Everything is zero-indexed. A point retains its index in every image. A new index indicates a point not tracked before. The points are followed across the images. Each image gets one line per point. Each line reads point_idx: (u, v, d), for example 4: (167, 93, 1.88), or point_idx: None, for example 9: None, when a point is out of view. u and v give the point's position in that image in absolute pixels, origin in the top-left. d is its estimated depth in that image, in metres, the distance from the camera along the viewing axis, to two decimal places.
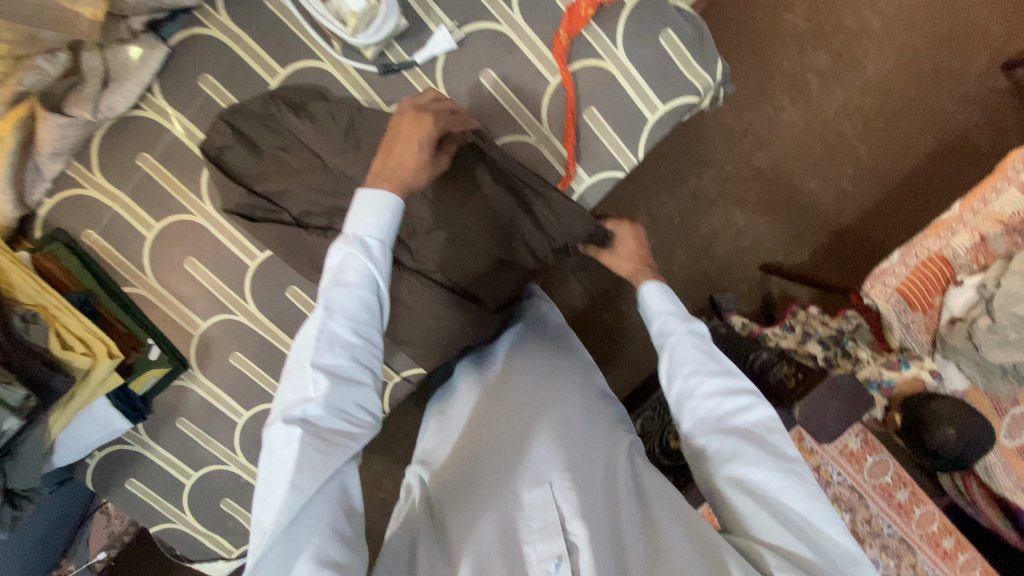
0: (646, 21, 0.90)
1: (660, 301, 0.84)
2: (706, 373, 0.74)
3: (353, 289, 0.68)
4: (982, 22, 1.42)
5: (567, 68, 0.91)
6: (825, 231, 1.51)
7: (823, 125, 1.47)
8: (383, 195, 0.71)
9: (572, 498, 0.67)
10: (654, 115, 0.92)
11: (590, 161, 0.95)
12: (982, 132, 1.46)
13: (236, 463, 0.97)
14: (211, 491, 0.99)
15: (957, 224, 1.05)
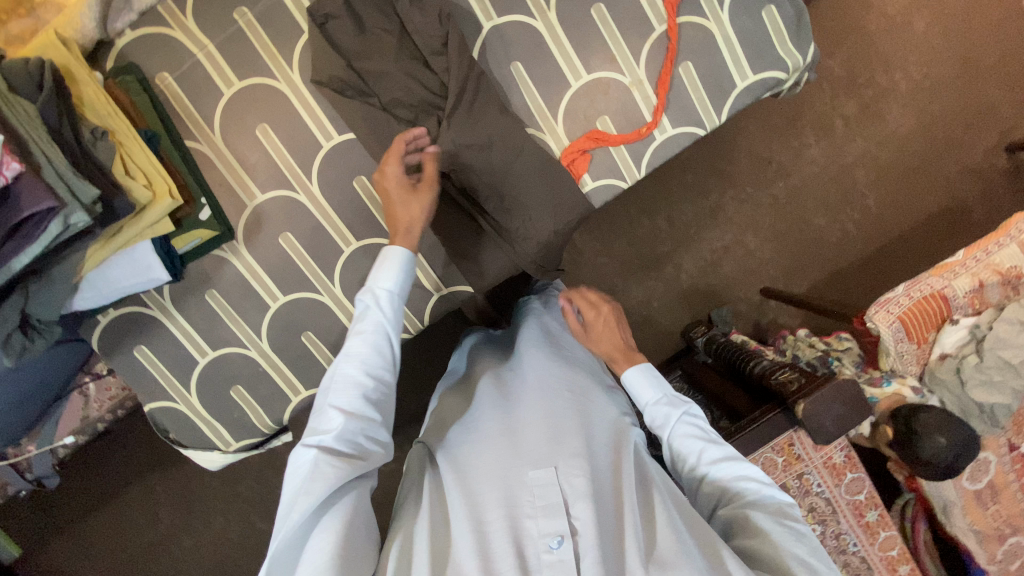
0: None
1: (642, 386, 0.82)
2: (708, 455, 0.75)
3: (371, 336, 0.74)
4: (995, 102, 1.55)
5: (675, 18, 0.92)
6: (825, 267, 1.58)
7: (841, 168, 1.55)
8: (398, 254, 0.79)
9: (569, 484, 0.67)
10: (744, 82, 0.95)
11: (676, 113, 0.96)
12: (978, 203, 1.58)
13: (257, 349, 0.97)
14: (224, 376, 0.98)
15: (959, 268, 1.12)
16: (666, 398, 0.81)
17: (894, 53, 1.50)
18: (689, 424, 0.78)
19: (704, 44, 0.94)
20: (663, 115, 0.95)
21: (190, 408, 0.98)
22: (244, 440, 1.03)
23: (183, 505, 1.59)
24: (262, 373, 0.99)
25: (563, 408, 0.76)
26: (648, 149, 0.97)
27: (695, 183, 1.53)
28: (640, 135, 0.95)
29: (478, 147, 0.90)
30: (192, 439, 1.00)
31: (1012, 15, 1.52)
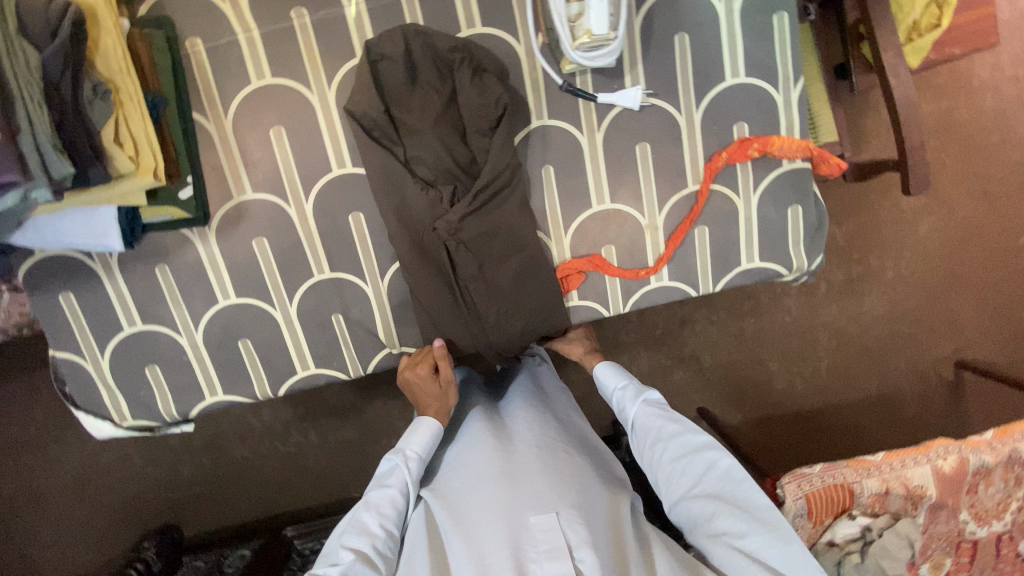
0: (786, 188, 0.99)
1: (609, 376, 1.11)
2: (669, 431, 0.96)
3: (392, 492, 0.88)
4: (960, 319, 1.65)
5: (709, 183, 0.98)
6: (761, 409, 1.65)
7: (808, 327, 1.61)
8: (427, 421, 0.96)
9: (572, 531, 0.81)
10: (749, 264, 1.01)
11: (677, 267, 1.01)
12: (911, 402, 1.68)
13: (189, 338, 0.99)
14: (147, 348, 0.99)
15: (873, 468, 1.19)
16: (628, 382, 1.08)
17: (892, 245, 1.58)
18: (649, 414, 1.01)
19: (721, 215, 0.99)
20: (665, 265, 1.00)
21: (101, 370, 1.00)
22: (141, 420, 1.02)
23: (63, 416, 1.50)
24: (185, 361, 1.00)
25: (561, 466, 0.90)
26: (639, 290, 1.02)
27: None
28: (638, 275, 1.01)
29: (485, 234, 0.95)
30: (91, 399, 1.00)
31: (1004, 250, 1.61)
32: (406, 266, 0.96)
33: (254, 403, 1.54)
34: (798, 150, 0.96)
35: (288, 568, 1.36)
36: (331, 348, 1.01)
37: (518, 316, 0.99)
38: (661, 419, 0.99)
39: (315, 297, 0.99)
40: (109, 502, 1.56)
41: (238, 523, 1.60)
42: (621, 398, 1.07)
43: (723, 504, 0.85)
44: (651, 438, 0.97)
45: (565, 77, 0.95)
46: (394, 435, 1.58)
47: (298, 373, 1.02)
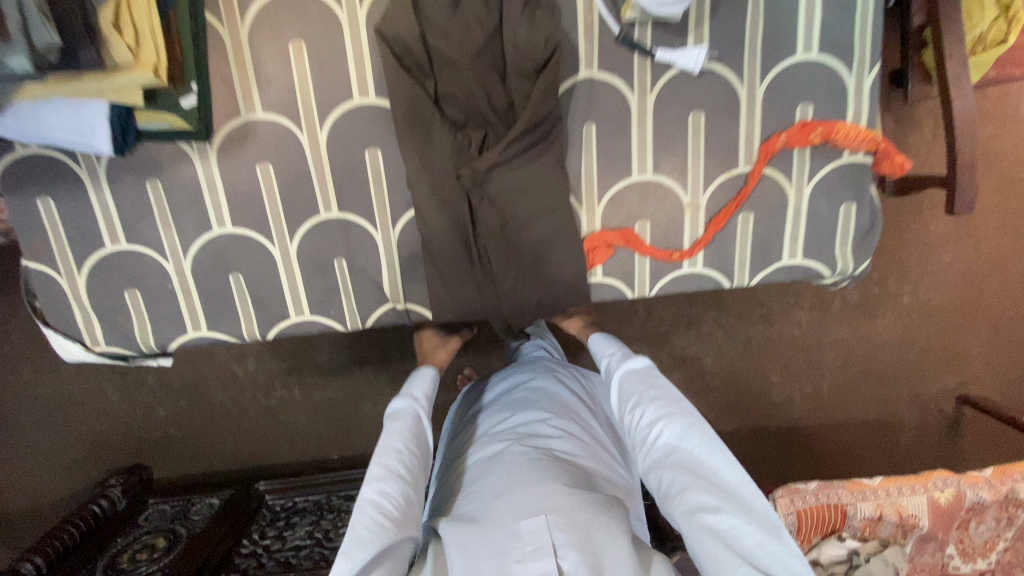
0: (840, 182, 0.96)
1: (603, 346, 1.12)
2: (649, 400, 0.93)
3: (408, 426, 0.93)
4: (971, 354, 1.60)
5: (763, 165, 0.94)
6: (755, 420, 1.61)
7: (816, 342, 1.56)
8: (421, 369, 1.08)
9: (559, 532, 0.77)
10: (790, 260, 0.99)
11: (713, 253, 0.98)
12: (908, 432, 1.64)
13: (173, 267, 0.95)
14: (129, 271, 0.95)
15: (868, 492, 1.15)
16: (618, 350, 1.08)
17: (915, 269, 1.52)
18: (633, 381, 0.98)
19: (773, 205, 0.96)
20: (700, 249, 0.97)
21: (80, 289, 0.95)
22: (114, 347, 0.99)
23: (39, 338, 1.44)
24: (167, 291, 0.96)
25: (557, 469, 0.87)
26: (667, 273, 0.99)
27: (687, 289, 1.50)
28: (669, 258, 0.98)
29: (517, 188, 0.92)
30: (62, 315, 0.96)
31: None
32: (424, 215, 0.92)
33: (238, 350, 1.48)
34: (859, 141, 0.93)
35: (256, 522, 1.31)
36: (329, 295, 0.97)
37: (531, 284, 0.96)
38: (641, 385, 0.96)
39: (318, 237, 0.94)
40: (77, 432, 1.50)
41: (209, 471, 1.55)
42: (611, 366, 1.06)
43: (693, 472, 0.81)
44: (633, 402, 0.95)
45: (624, 27, 0.89)
46: (380, 400, 1.54)
47: (290, 317, 0.98)
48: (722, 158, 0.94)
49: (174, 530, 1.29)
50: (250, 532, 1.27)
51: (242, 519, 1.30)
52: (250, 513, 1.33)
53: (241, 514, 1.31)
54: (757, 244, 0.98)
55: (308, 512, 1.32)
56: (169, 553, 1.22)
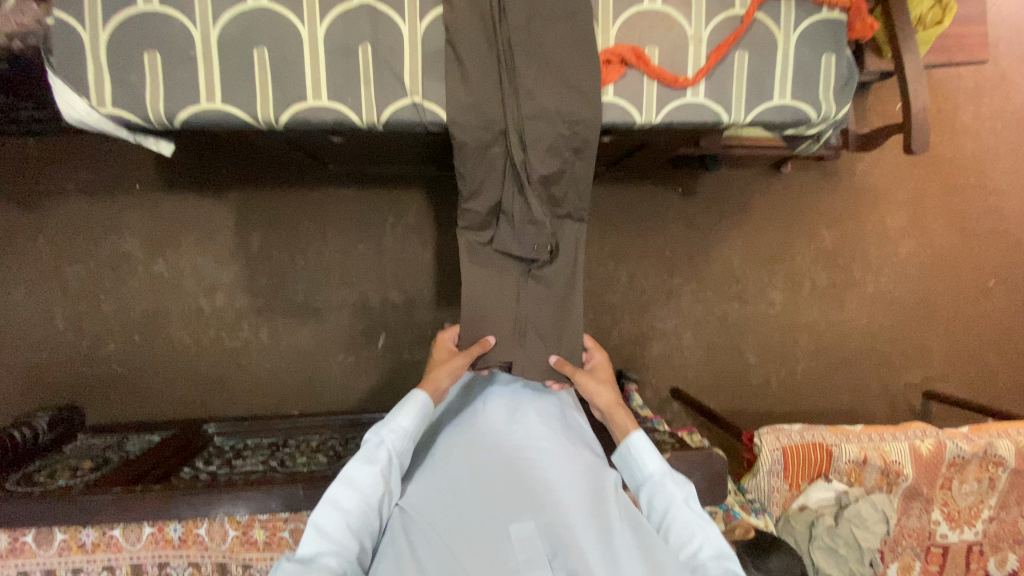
0: (832, 29, 0.73)
1: (646, 457, 0.83)
2: (705, 549, 0.75)
3: (376, 467, 0.78)
4: (932, 349, 1.67)
5: (755, 7, 0.71)
6: (732, 401, 1.61)
7: (789, 324, 1.61)
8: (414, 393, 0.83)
9: (544, 546, 0.77)
10: (784, 105, 0.73)
11: (709, 93, 0.72)
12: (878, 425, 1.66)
13: (200, 33, 0.64)
14: (150, 16, 0.64)
15: (851, 435, 1.14)
16: (654, 469, 0.83)
17: (876, 258, 1.63)
18: (686, 520, 0.78)
19: (767, 46, 0.72)
20: (705, 79, 0.71)
21: (87, 39, 0.63)
22: (120, 113, 0.65)
23: None
24: (190, 55, 0.64)
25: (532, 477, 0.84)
26: (672, 105, 0.71)
27: (668, 259, 1.55)
28: (675, 81, 0.70)
29: None
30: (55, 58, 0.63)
31: (976, 289, 1.67)
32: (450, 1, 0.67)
33: (210, 283, 1.41)
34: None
35: (200, 455, 1.18)
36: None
37: (554, 118, 0.70)
38: (692, 531, 0.77)
39: (347, 23, 0.66)
40: (11, 360, 1.36)
41: (154, 417, 1.41)
42: (654, 498, 0.82)
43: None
44: (684, 548, 0.76)
45: None
46: (354, 351, 1.46)
47: (310, 100, 0.66)
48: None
49: (104, 457, 1.14)
50: (194, 461, 1.13)
51: (184, 452, 1.16)
52: (194, 449, 1.20)
53: (184, 448, 1.18)
54: (751, 84, 0.72)
55: (262, 448, 1.21)
56: (94, 472, 1.06)
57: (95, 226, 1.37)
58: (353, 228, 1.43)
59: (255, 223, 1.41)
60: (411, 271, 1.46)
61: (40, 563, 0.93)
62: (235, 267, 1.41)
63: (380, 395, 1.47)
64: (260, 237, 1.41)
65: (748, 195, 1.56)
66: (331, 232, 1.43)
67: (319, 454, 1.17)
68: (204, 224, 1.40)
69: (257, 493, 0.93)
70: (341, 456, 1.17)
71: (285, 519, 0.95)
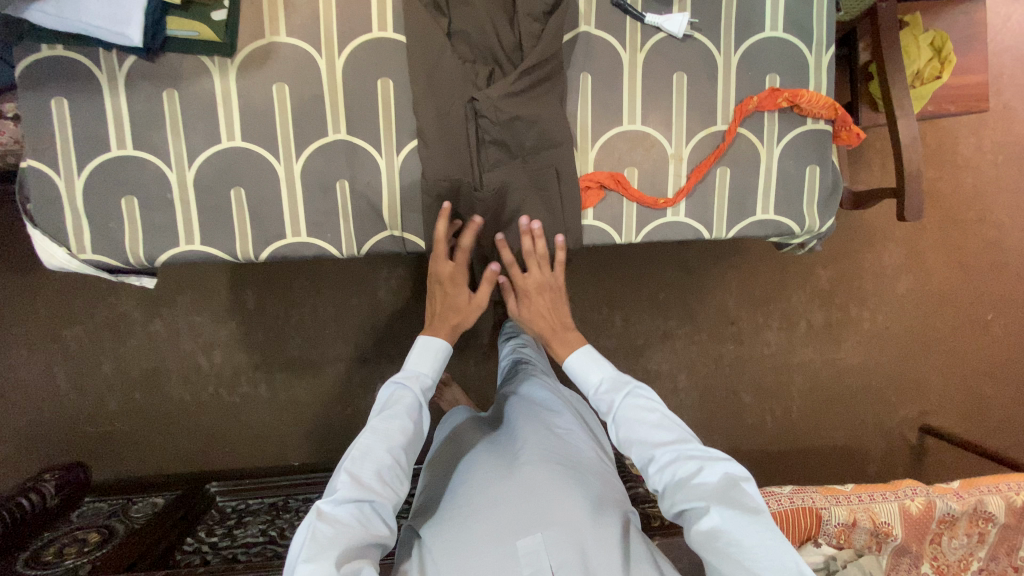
0: (807, 146, 0.85)
1: (589, 369, 0.87)
2: (656, 438, 0.77)
3: (398, 419, 0.76)
4: (930, 383, 1.67)
5: (737, 125, 0.83)
6: (728, 441, 1.62)
7: (785, 364, 1.62)
8: (439, 345, 0.85)
9: (556, 559, 0.69)
10: (762, 215, 0.85)
11: (694, 204, 0.85)
12: (874, 460, 1.68)
13: (175, 174, 0.78)
14: (126, 172, 0.78)
15: (841, 497, 1.16)
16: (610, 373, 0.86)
17: (873, 296, 1.62)
18: (636, 412, 0.80)
19: (747, 162, 0.84)
20: (684, 199, 0.84)
21: (64, 186, 0.77)
22: (98, 257, 0.79)
23: None
24: (167, 198, 0.78)
25: (551, 472, 0.78)
26: (654, 222, 0.85)
27: (662, 303, 1.55)
28: (654, 204, 0.84)
29: (522, 120, 0.80)
30: (38, 217, 0.76)
31: (975, 324, 1.66)
32: (423, 139, 0.79)
33: (208, 342, 1.43)
34: (824, 107, 0.83)
35: (203, 522, 1.21)
36: (328, 218, 0.81)
37: (536, 221, 0.84)
38: (643, 422, 0.79)
39: (322, 159, 0.80)
40: (16, 423, 1.39)
41: (159, 472, 1.45)
42: (602, 400, 0.84)
43: (708, 508, 0.69)
44: (636, 444, 0.78)
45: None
46: (352, 404, 1.48)
47: (287, 238, 0.81)
48: (705, 115, 0.84)
49: (111, 527, 1.17)
50: (196, 531, 1.16)
51: (187, 519, 1.19)
52: (197, 514, 1.23)
53: (188, 514, 1.21)
54: (732, 199, 0.85)
55: (263, 512, 1.23)
56: (102, 548, 1.11)
57: (91, 289, 1.39)
58: (348, 283, 1.44)
59: (250, 281, 1.42)
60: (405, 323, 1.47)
61: None
62: (232, 324, 1.43)
63: None
64: (255, 295, 1.43)
65: (742, 238, 1.56)
66: (326, 288, 1.44)
67: None
68: (199, 285, 1.41)
69: None
70: None
71: None
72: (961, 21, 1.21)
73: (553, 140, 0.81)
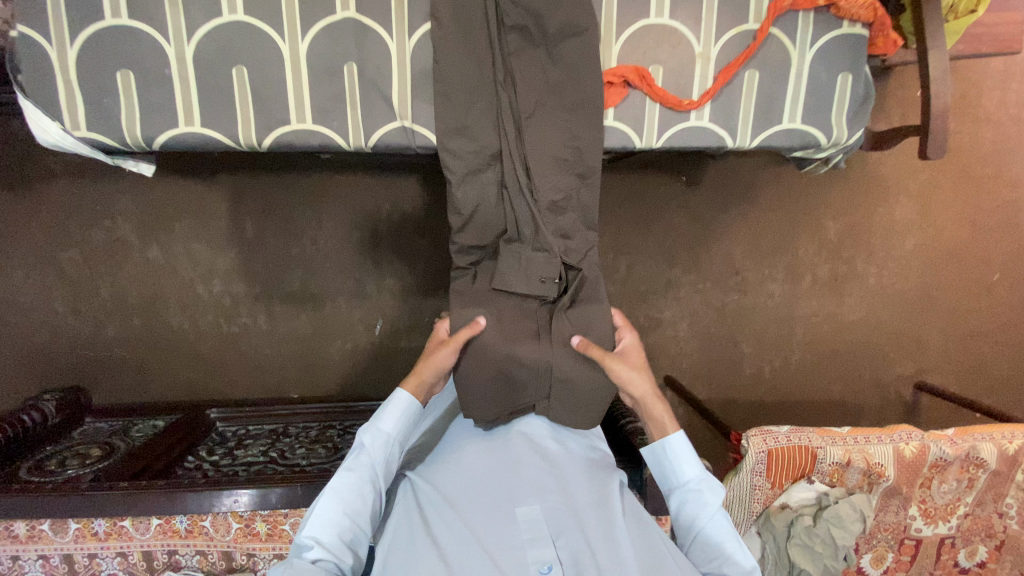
0: (841, 53, 0.82)
1: (686, 462, 0.88)
2: (708, 518, 0.85)
3: (357, 484, 0.83)
4: (929, 341, 1.67)
5: (770, 24, 0.79)
6: (724, 390, 1.63)
7: (786, 315, 1.61)
8: (398, 395, 0.88)
9: (552, 526, 0.82)
10: (790, 123, 0.83)
11: (720, 107, 0.82)
12: (867, 415, 1.69)
13: (175, 50, 0.74)
14: (121, 44, 0.74)
15: (837, 438, 1.17)
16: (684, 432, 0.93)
17: (880, 250, 1.60)
18: (707, 507, 0.86)
19: (778, 65, 0.81)
20: (709, 102, 0.81)
21: (56, 55, 0.73)
22: (93, 134, 0.76)
23: None
24: (165, 76, 0.75)
25: (527, 446, 0.91)
26: (675, 126, 0.82)
27: (669, 248, 1.53)
28: (678, 105, 0.80)
29: (543, 7, 0.76)
30: (31, 84, 0.73)
31: (979, 284, 1.64)
32: (439, 20, 0.76)
33: (207, 266, 1.40)
34: (861, 7, 0.79)
35: (205, 443, 1.21)
36: (330, 117, 0.78)
37: (559, 133, 0.80)
38: (701, 510, 0.86)
39: (326, 55, 0.76)
40: (12, 344, 1.38)
41: (159, 399, 1.45)
42: (684, 496, 0.88)
43: (723, 573, 0.83)
44: (693, 521, 0.86)
45: None
46: (351, 338, 1.47)
47: (293, 124, 0.77)
48: (732, 15, 0.80)
49: (112, 443, 1.17)
50: (197, 450, 1.17)
51: (189, 437, 1.20)
52: (199, 436, 1.23)
53: (190, 433, 1.21)
54: (760, 104, 0.82)
55: (263, 436, 1.24)
56: (105, 460, 1.11)
57: (88, 211, 1.35)
58: (352, 208, 1.41)
59: (250, 209, 1.39)
60: (407, 258, 1.44)
61: (58, 548, 0.99)
62: (231, 252, 1.40)
63: (376, 381, 1.49)
64: (256, 218, 1.40)
65: (755, 186, 1.53)
66: (330, 214, 1.41)
67: (318, 445, 1.20)
68: (197, 207, 1.37)
69: (257, 490, 0.96)
70: (340, 448, 1.20)
71: (286, 514, 1.00)
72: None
73: (572, 31, 0.77)
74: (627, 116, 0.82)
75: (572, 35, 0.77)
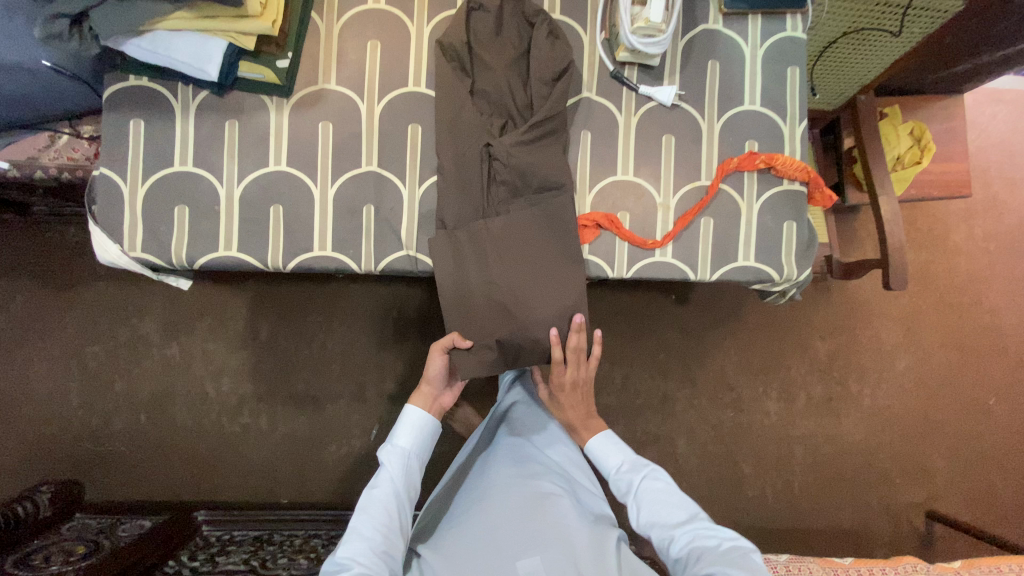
0: (785, 205, 0.97)
1: (609, 452, 1.03)
2: (675, 517, 0.88)
3: (385, 495, 0.87)
4: (936, 469, 1.62)
5: (719, 181, 0.95)
6: (727, 513, 1.57)
7: (785, 435, 1.60)
8: (414, 413, 0.98)
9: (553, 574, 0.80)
10: (743, 261, 0.96)
11: (681, 246, 0.95)
12: (882, 548, 1.59)
13: (225, 190, 0.91)
14: (182, 186, 0.90)
15: (840, 569, 1.13)
16: (688, 510, 0.88)
17: (871, 372, 1.63)
18: (653, 490, 0.93)
19: (730, 213, 0.96)
20: (671, 242, 0.95)
21: (127, 192, 0.90)
22: (145, 255, 0.90)
23: (22, 329, 1.44)
24: (215, 210, 0.91)
25: (531, 489, 0.93)
26: (643, 260, 0.95)
27: (663, 363, 1.58)
28: (644, 243, 0.94)
29: (528, 169, 0.91)
30: (103, 215, 0.89)
31: (978, 409, 1.64)
32: (443, 175, 0.92)
33: (220, 364, 1.48)
34: (796, 170, 0.96)
35: (188, 546, 1.19)
36: (351, 237, 0.92)
37: (536, 265, 0.92)
38: (660, 505, 0.90)
39: (350, 187, 0.92)
40: (22, 431, 1.42)
41: (150, 498, 1.44)
42: (622, 484, 0.98)
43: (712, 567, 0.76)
44: (663, 521, 0.88)
45: (616, 66, 0.96)
46: (347, 442, 1.49)
47: (316, 251, 0.91)
48: (687, 170, 0.96)
49: (97, 540, 1.15)
50: (179, 554, 1.15)
51: (174, 539, 1.18)
52: (183, 538, 1.21)
53: (176, 534, 1.20)
54: (716, 245, 0.95)
55: (246, 543, 1.22)
56: (86, 558, 1.08)
57: (119, 310, 1.47)
58: (358, 316, 1.51)
59: (266, 313, 1.50)
60: (409, 364, 1.51)
61: None
62: (243, 352, 1.49)
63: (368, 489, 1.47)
64: (268, 323, 1.50)
65: (741, 304, 1.61)
66: (337, 321, 1.51)
67: (301, 555, 1.17)
68: (219, 310, 1.49)
69: None
70: (323, 559, 1.17)
71: None
72: (930, 118, 1.36)
73: (549, 185, 0.92)
74: (600, 252, 0.95)
75: (548, 190, 0.93)
